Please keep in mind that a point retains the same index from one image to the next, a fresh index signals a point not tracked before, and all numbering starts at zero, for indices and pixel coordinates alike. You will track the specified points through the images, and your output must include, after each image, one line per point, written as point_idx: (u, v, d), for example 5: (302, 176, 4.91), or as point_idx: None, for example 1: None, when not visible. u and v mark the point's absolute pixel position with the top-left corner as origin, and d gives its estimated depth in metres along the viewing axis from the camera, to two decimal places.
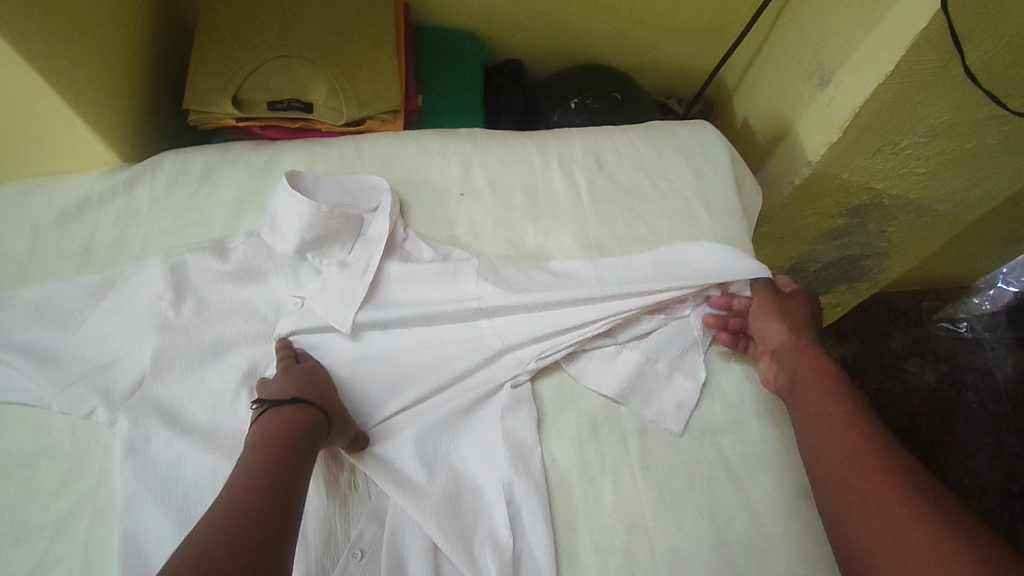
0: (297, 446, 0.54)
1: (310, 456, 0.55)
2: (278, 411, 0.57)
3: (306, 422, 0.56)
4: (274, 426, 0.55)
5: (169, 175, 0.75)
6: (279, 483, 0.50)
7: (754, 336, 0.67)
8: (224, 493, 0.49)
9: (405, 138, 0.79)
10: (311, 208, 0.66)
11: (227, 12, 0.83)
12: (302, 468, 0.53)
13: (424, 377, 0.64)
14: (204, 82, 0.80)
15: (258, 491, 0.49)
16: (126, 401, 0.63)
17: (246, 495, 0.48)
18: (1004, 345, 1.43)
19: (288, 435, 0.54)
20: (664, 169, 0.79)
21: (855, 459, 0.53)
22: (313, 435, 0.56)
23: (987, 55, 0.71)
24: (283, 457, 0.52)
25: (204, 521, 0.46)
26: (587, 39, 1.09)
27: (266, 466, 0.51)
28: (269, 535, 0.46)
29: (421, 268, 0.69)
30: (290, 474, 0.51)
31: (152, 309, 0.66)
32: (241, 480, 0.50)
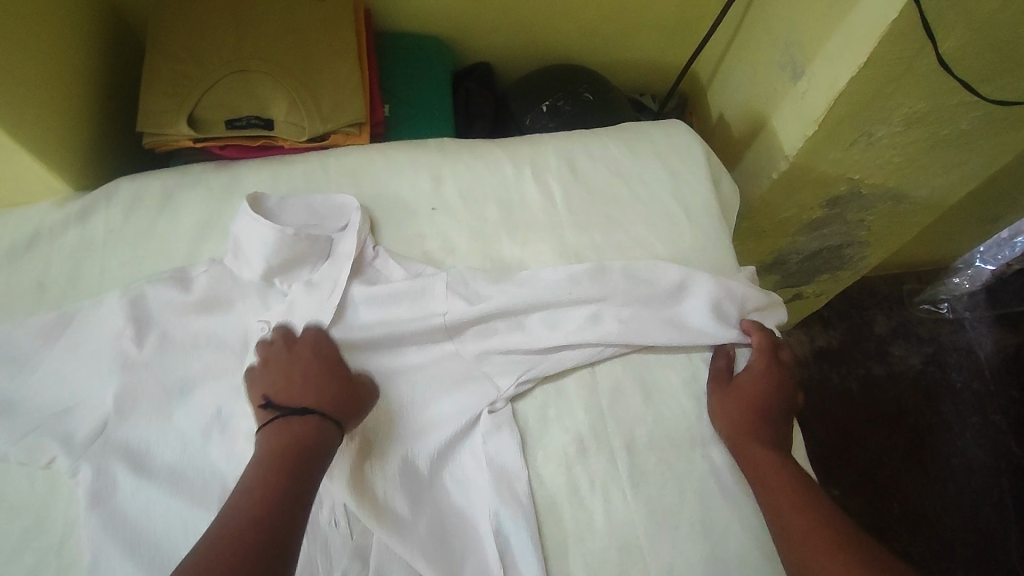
0: (289, 484, 0.52)
1: (307, 490, 0.53)
2: (289, 424, 0.56)
3: (298, 452, 0.54)
4: (267, 461, 0.53)
5: (125, 203, 0.71)
6: (267, 531, 0.49)
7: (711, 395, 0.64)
8: (207, 543, 0.48)
9: (371, 152, 0.76)
10: (276, 232, 0.64)
11: (177, 27, 0.79)
12: (294, 509, 0.51)
13: (403, 398, 0.63)
14: (157, 103, 0.77)
15: (243, 543, 0.47)
16: (88, 447, 0.60)
17: (230, 549, 0.47)
18: (984, 323, 1.44)
19: (281, 470, 0.53)
20: (639, 172, 0.76)
21: (823, 554, 0.52)
22: (311, 462, 0.54)
23: (959, 42, 0.70)
24: (272, 502, 0.51)
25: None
26: (556, 37, 1.06)
27: (255, 510, 0.50)
28: None
29: (396, 286, 0.66)
30: (282, 519, 0.50)
31: (112, 347, 0.63)
32: (228, 527, 0.49)
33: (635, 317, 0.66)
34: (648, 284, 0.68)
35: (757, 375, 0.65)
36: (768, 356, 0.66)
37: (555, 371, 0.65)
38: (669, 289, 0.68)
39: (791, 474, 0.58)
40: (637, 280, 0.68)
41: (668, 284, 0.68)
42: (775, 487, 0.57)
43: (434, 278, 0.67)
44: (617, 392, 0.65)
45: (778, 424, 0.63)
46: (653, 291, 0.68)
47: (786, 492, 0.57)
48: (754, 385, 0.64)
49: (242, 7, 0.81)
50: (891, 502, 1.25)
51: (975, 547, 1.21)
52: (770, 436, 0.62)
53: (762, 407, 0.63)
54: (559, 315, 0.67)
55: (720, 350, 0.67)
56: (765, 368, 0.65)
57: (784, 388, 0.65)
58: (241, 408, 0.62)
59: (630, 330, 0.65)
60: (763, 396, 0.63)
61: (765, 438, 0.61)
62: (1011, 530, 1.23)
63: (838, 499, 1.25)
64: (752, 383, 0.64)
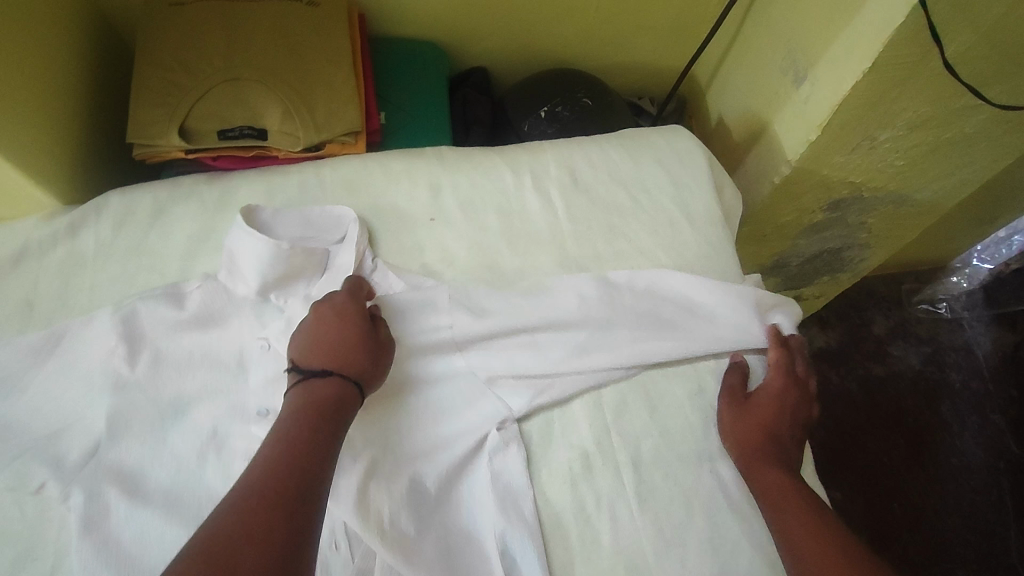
0: (313, 446, 0.51)
1: (331, 452, 0.51)
2: (313, 386, 0.55)
3: (321, 416, 0.53)
4: (289, 423, 0.52)
5: (115, 217, 0.69)
6: (293, 490, 0.47)
7: (725, 411, 0.63)
8: (230, 501, 0.46)
9: (367, 161, 0.75)
10: (269, 247, 0.63)
11: (167, 34, 0.77)
12: (318, 470, 0.50)
13: (411, 411, 0.61)
14: (148, 113, 0.75)
15: (269, 501, 0.46)
16: (79, 471, 0.58)
17: (255, 507, 0.45)
18: (982, 323, 1.43)
19: (304, 432, 0.51)
20: (642, 180, 0.75)
21: None
22: (333, 425, 0.53)
23: (964, 46, 0.69)
24: (296, 463, 0.49)
25: (207, 534, 0.43)
26: (553, 41, 1.05)
27: (279, 469, 0.48)
28: (290, 526, 0.45)
29: (399, 296, 0.65)
30: (308, 479, 0.48)
31: (104, 366, 0.62)
32: (252, 484, 0.47)
33: (642, 333, 0.66)
34: (656, 297, 0.69)
35: (772, 393, 0.63)
36: (785, 374, 0.64)
37: (564, 391, 0.63)
38: (676, 303, 0.69)
39: (804, 496, 0.57)
40: (644, 294, 0.69)
41: (676, 299, 0.69)
42: (787, 510, 0.56)
43: (437, 289, 0.66)
44: (622, 406, 0.64)
45: (791, 444, 0.62)
46: (660, 306, 0.68)
47: (798, 516, 0.55)
48: (769, 404, 0.62)
49: (234, 14, 0.79)
50: (892, 502, 1.24)
51: (977, 546, 1.21)
52: (782, 456, 0.60)
53: (776, 426, 0.62)
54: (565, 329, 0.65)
55: (734, 365, 0.66)
56: (781, 386, 0.64)
57: (799, 406, 0.64)
58: (237, 428, 0.61)
59: (638, 345, 0.65)
60: (777, 415, 0.62)
61: (778, 458, 0.60)
62: (1010, 528, 1.22)
63: (839, 501, 1.24)
64: (767, 401, 0.62)
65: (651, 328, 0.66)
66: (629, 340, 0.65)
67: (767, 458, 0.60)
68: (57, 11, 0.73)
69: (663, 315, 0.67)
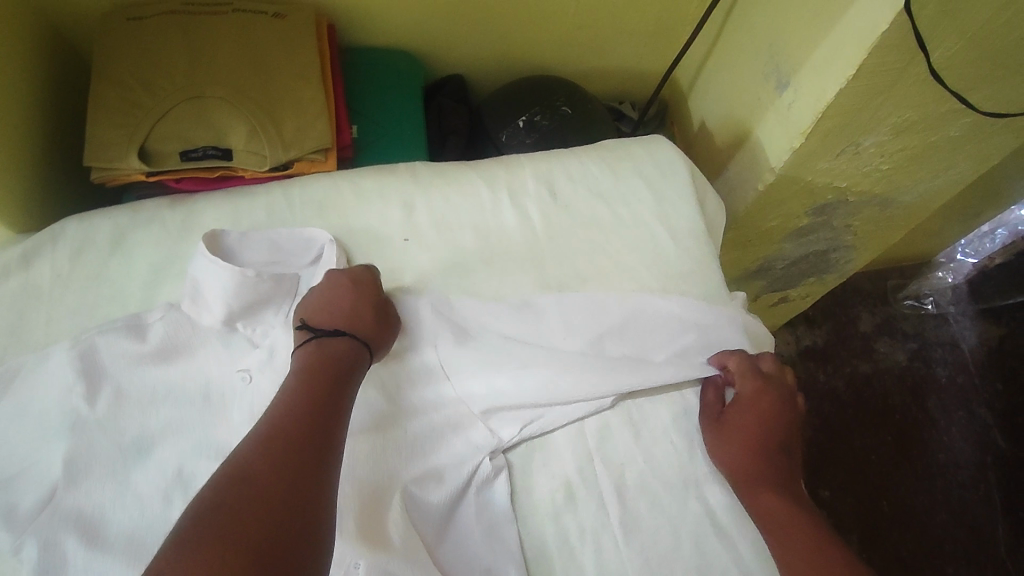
0: (329, 393, 0.52)
1: (348, 391, 0.53)
2: (323, 343, 0.56)
3: (334, 368, 0.54)
4: (302, 373, 0.53)
5: (73, 246, 0.67)
6: (312, 435, 0.49)
7: (711, 436, 0.61)
8: (251, 442, 0.48)
9: (337, 179, 0.72)
10: (236, 274, 0.60)
11: (125, 51, 0.74)
12: (336, 416, 0.51)
13: (391, 436, 0.59)
14: (106, 136, 0.72)
15: (290, 443, 0.47)
16: (34, 519, 0.55)
17: (277, 449, 0.47)
18: (969, 317, 1.41)
19: (321, 380, 0.52)
20: (622, 194, 0.73)
21: None
22: (347, 376, 0.54)
23: (949, 52, 0.67)
24: (314, 408, 0.50)
25: (233, 469, 0.45)
26: (531, 46, 1.02)
27: (299, 414, 0.50)
28: (310, 458, 0.47)
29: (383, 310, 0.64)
30: (325, 424, 0.50)
31: (61, 405, 0.59)
32: (272, 427, 0.48)
33: (628, 361, 0.63)
34: (637, 322, 0.66)
35: (748, 404, 0.61)
36: (754, 379, 0.62)
37: (550, 425, 0.61)
38: (658, 328, 0.66)
39: (800, 518, 0.55)
40: (628, 319, 0.66)
41: (664, 324, 0.66)
42: (787, 539, 0.54)
43: (419, 304, 0.65)
44: (605, 432, 0.62)
45: (780, 456, 0.60)
46: (648, 333, 0.66)
47: (803, 536, 0.54)
48: (745, 418, 0.60)
49: (197, 28, 0.76)
50: (881, 500, 1.23)
51: (964, 543, 1.20)
52: (773, 474, 0.58)
53: (759, 440, 0.60)
54: (548, 356, 0.63)
55: (709, 382, 0.64)
56: (754, 393, 0.62)
57: (778, 411, 0.62)
58: (204, 467, 0.58)
59: (615, 374, 0.62)
60: (757, 428, 0.60)
61: (768, 478, 0.58)
62: (997, 523, 1.21)
63: (828, 501, 1.23)
64: (744, 416, 0.61)
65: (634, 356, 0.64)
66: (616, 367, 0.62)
67: (763, 477, 0.58)
68: (7, 30, 0.69)
69: (650, 343, 0.65)
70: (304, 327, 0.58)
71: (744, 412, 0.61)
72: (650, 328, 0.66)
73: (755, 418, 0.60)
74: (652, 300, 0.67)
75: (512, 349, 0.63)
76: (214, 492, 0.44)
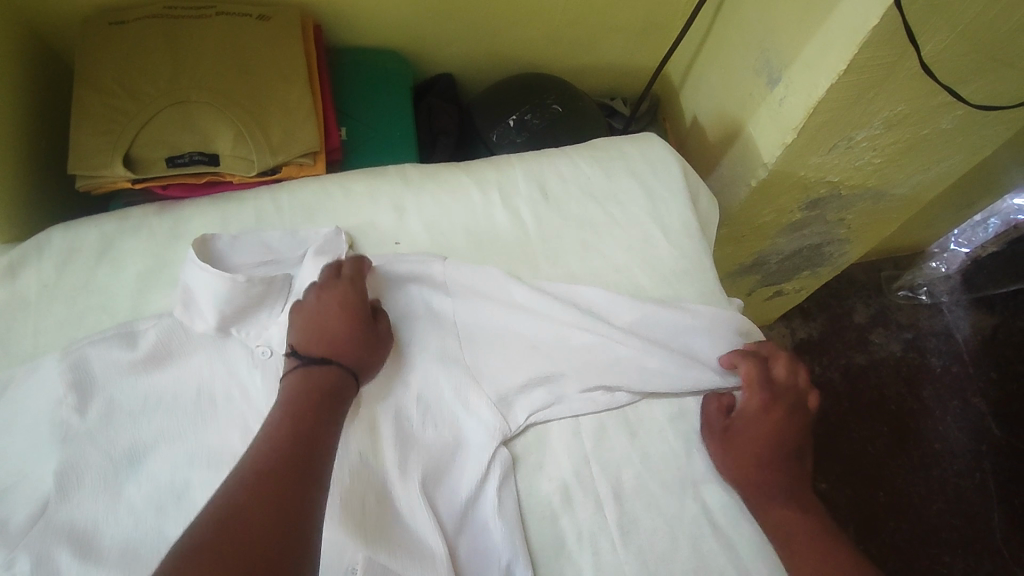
0: (312, 421, 0.52)
1: (333, 423, 0.53)
2: (308, 372, 0.56)
3: (320, 399, 0.54)
4: (286, 404, 0.53)
5: (59, 255, 0.66)
6: (295, 463, 0.48)
7: (716, 445, 0.61)
8: (235, 474, 0.47)
9: (327, 183, 0.71)
10: (227, 281, 0.59)
11: (108, 56, 0.73)
12: (319, 443, 0.51)
13: (412, 426, 0.60)
14: (91, 143, 0.71)
15: (274, 472, 0.47)
16: (24, 534, 0.54)
17: (260, 478, 0.47)
18: (962, 307, 1.41)
19: (304, 409, 0.52)
20: (614, 193, 0.72)
21: None
22: (331, 404, 0.54)
23: (940, 46, 0.67)
24: (297, 437, 0.50)
25: (222, 503, 0.45)
26: (520, 44, 1.01)
27: (282, 444, 0.50)
28: (298, 491, 0.47)
29: (396, 274, 0.65)
30: (308, 452, 0.50)
31: (50, 418, 0.58)
32: (258, 460, 0.48)
33: (627, 360, 0.63)
34: (643, 330, 0.65)
35: (755, 416, 0.61)
36: (761, 391, 0.62)
37: (551, 418, 0.62)
38: (665, 337, 0.65)
39: (810, 531, 0.57)
40: (634, 326, 0.66)
41: (667, 319, 0.65)
42: (796, 554, 0.56)
43: (429, 263, 0.66)
44: (602, 434, 0.62)
45: (789, 467, 0.60)
46: (649, 329, 0.65)
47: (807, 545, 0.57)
48: (753, 430, 0.60)
49: (180, 32, 0.75)
50: (878, 490, 1.23)
51: (960, 530, 1.20)
52: (783, 485, 0.59)
53: (767, 453, 0.60)
54: (556, 369, 0.63)
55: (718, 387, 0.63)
56: (764, 403, 0.61)
57: (788, 420, 0.62)
58: (197, 478, 0.58)
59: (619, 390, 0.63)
60: (766, 440, 0.60)
61: (777, 489, 0.59)
62: (994, 512, 1.22)
63: (826, 493, 1.23)
64: (752, 428, 0.60)
65: (639, 351, 0.63)
66: (614, 366, 0.63)
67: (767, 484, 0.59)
68: None
69: (651, 339, 0.65)
70: (293, 353, 0.57)
71: (749, 423, 0.61)
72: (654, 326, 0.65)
73: (762, 428, 0.61)
74: (660, 308, 0.66)
75: (519, 357, 0.64)
76: (202, 529, 0.43)
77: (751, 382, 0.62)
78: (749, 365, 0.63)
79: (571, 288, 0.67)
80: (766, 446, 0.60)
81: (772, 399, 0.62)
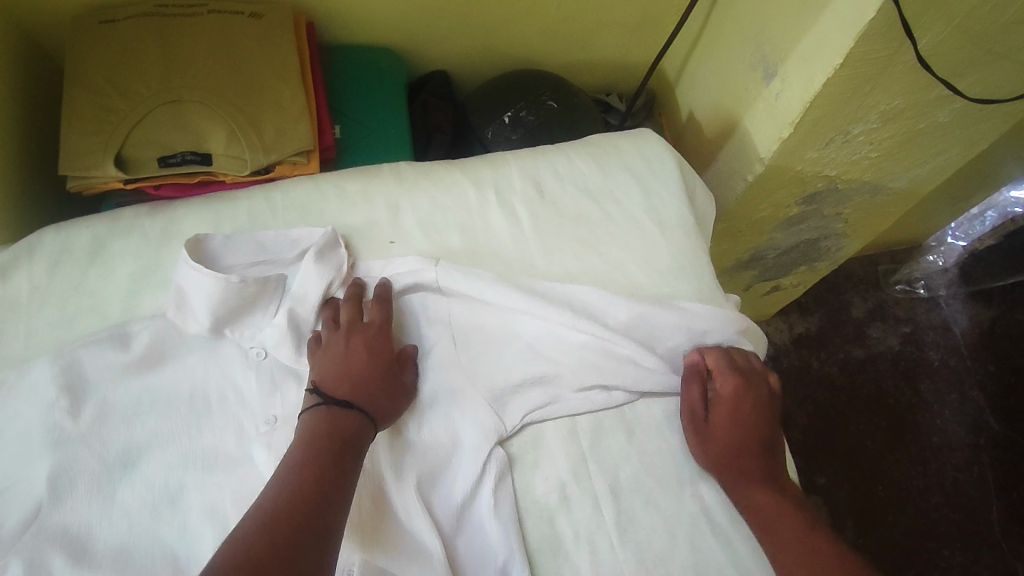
0: (331, 472, 0.51)
1: (352, 464, 0.53)
2: (332, 414, 0.55)
3: (341, 440, 0.53)
4: (307, 445, 0.53)
5: (51, 257, 0.65)
6: (315, 516, 0.48)
7: (693, 432, 0.61)
8: (251, 523, 0.47)
9: (320, 182, 0.70)
10: (220, 281, 0.59)
11: (98, 55, 0.72)
12: (339, 496, 0.50)
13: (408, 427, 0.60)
14: (81, 143, 0.70)
15: (295, 528, 0.47)
16: (18, 538, 0.54)
17: (281, 533, 0.46)
18: (960, 300, 1.41)
19: (324, 457, 0.52)
20: (609, 190, 0.72)
21: None
22: (349, 450, 0.53)
23: (937, 39, 0.66)
24: (316, 486, 0.50)
25: (237, 549, 0.45)
26: (515, 39, 1.01)
27: (302, 494, 0.49)
28: (312, 541, 0.47)
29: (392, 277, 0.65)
30: (329, 506, 0.49)
31: (42, 421, 0.58)
32: (275, 504, 0.48)
33: (624, 357, 0.63)
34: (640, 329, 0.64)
35: (730, 404, 0.62)
36: (733, 377, 0.62)
37: (546, 416, 0.62)
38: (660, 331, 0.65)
39: (791, 517, 0.57)
40: (630, 325, 0.64)
41: (667, 317, 0.65)
42: (779, 541, 0.55)
43: (423, 271, 0.64)
44: (599, 432, 0.62)
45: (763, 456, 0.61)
46: (649, 326, 0.64)
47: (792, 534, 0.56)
48: (732, 418, 0.61)
49: (171, 30, 0.74)
50: (876, 484, 1.23)
51: (959, 524, 1.20)
52: (760, 473, 0.59)
53: (741, 439, 0.60)
54: (551, 370, 0.63)
55: (693, 376, 0.63)
56: (737, 391, 0.62)
57: (759, 407, 0.63)
58: (192, 480, 0.57)
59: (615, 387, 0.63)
60: (743, 429, 0.61)
61: (756, 478, 0.59)
62: (992, 505, 1.22)
63: (824, 487, 1.23)
64: (729, 415, 0.61)
65: (636, 348, 0.63)
66: (611, 364, 0.63)
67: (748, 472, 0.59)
68: None
69: (648, 336, 0.65)
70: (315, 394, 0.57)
71: (725, 410, 0.61)
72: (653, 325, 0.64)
73: (739, 415, 0.61)
74: (657, 308, 0.64)
75: (515, 358, 0.63)
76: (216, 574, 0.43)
77: (722, 370, 0.63)
78: (716, 352, 0.64)
79: (568, 289, 0.65)
80: (743, 434, 0.60)
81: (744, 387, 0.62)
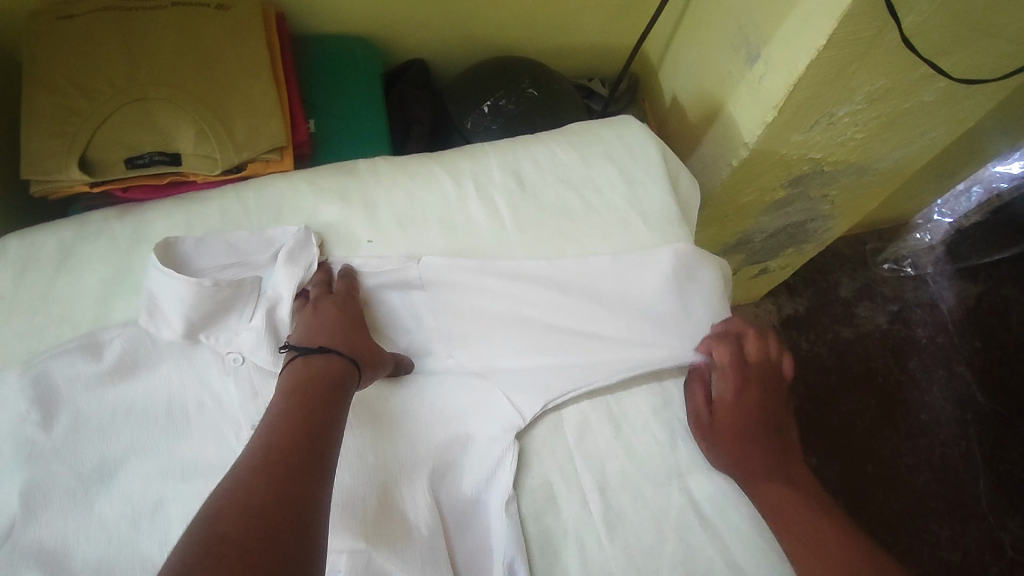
0: (320, 413, 0.50)
1: (341, 407, 0.52)
2: (309, 360, 0.54)
3: (325, 385, 0.53)
4: (289, 395, 0.51)
5: (18, 266, 0.64)
6: (308, 455, 0.47)
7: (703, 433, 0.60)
8: (242, 476, 0.44)
9: (294, 180, 0.69)
10: (192, 286, 0.57)
11: (55, 52, 0.69)
12: (330, 437, 0.49)
13: (420, 427, 0.60)
14: (43, 146, 0.68)
15: (289, 470, 0.45)
16: None
17: (277, 478, 0.44)
18: (946, 277, 1.41)
19: (311, 403, 0.50)
20: (592, 179, 0.70)
21: None
22: (336, 397, 0.52)
23: (921, 17, 0.64)
24: (306, 429, 0.48)
25: (231, 491, 0.43)
26: (492, 25, 0.98)
27: (292, 437, 0.48)
28: (309, 476, 0.45)
29: (374, 281, 0.64)
30: (321, 448, 0.48)
31: (15, 435, 0.56)
32: (264, 450, 0.46)
33: (616, 340, 0.63)
34: (637, 320, 0.63)
35: (735, 400, 0.60)
36: (736, 371, 0.61)
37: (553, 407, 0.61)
38: (661, 309, 0.64)
39: (793, 490, 0.57)
40: (619, 309, 0.64)
41: (653, 304, 0.64)
42: (785, 512, 0.56)
43: (407, 267, 0.64)
44: (585, 427, 0.61)
45: (771, 441, 0.60)
46: (634, 312, 0.64)
47: (793, 509, 0.56)
48: (737, 413, 0.60)
49: (133, 23, 0.71)
50: (866, 463, 1.24)
51: (947, 498, 1.21)
52: (765, 458, 0.59)
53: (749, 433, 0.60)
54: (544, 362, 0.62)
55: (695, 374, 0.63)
56: (739, 388, 0.61)
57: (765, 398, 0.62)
58: (170, 491, 0.56)
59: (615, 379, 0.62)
60: (748, 421, 0.60)
61: (762, 461, 0.59)
62: (979, 479, 1.23)
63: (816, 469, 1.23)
64: (735, 413, 0.60)
65: (625, 335, 0.63)
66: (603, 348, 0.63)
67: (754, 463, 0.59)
68: None
69: (643, 326, 0.63)
70: (290, 353, 0.56)
71: (730, 409, 0.60)
72: (641, 313, 0.64)
73: (749, 409, 0.60)
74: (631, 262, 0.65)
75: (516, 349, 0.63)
76: (213, 513, 0.41)
77: (727, 365, 0.61)
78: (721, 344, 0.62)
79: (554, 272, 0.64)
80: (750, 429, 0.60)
81: (748, 381, 0.61)
